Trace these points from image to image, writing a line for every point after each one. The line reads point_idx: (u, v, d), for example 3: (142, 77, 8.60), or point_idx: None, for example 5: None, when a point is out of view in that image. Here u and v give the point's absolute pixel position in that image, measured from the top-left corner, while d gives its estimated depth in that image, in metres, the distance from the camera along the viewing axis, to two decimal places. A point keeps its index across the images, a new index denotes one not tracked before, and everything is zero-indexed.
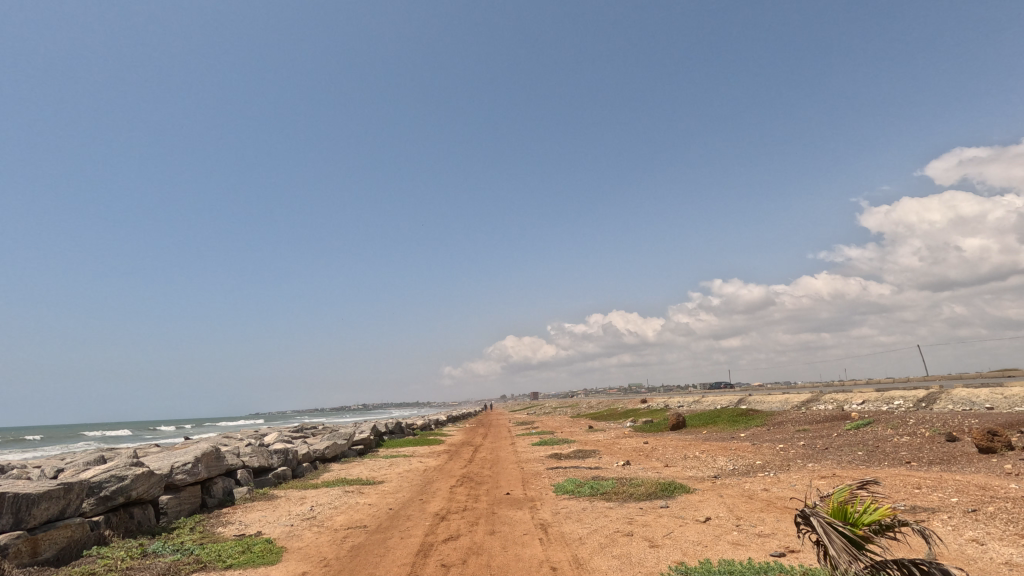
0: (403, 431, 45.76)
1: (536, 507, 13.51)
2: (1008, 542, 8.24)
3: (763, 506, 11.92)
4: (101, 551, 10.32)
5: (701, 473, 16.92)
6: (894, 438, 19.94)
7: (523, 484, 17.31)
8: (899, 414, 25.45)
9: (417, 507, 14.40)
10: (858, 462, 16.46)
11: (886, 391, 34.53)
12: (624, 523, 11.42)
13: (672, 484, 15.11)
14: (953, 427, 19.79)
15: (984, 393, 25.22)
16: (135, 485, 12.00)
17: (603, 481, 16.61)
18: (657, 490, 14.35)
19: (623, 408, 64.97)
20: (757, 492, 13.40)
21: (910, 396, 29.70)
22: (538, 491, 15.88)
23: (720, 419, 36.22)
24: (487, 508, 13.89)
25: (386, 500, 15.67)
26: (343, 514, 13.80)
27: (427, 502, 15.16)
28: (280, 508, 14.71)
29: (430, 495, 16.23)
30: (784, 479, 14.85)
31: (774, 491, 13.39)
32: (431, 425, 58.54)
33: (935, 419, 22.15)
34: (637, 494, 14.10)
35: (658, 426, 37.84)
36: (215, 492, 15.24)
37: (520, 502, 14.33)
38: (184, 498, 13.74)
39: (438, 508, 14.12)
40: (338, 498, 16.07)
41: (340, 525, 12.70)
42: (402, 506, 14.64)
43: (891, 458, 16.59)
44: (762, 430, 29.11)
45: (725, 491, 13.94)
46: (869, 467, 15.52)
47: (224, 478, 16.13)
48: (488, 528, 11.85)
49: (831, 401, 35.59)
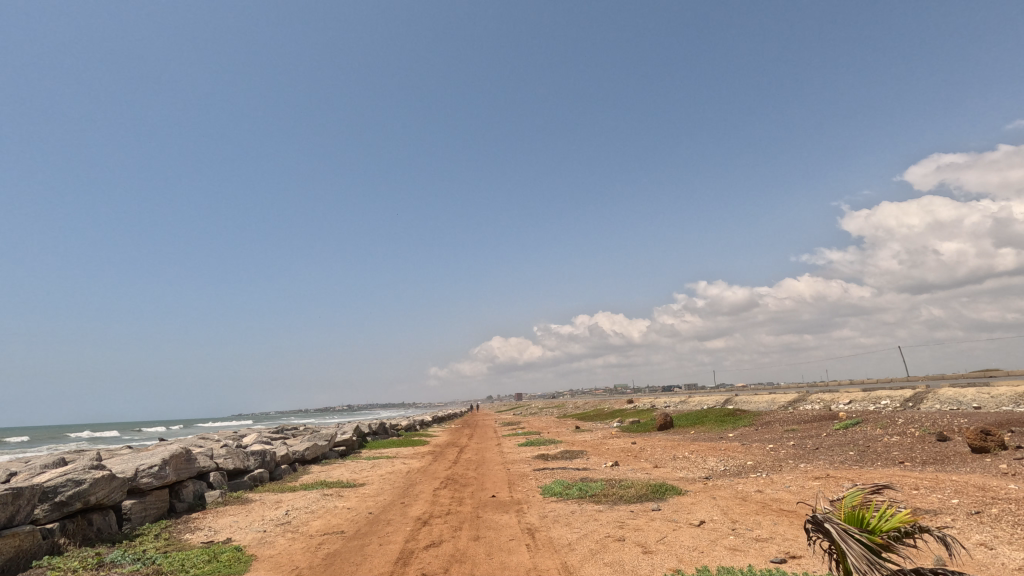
0: (387, 433, 44.91)
1: (523, 511, 12.95)
2: (1018, 547, 7.85)
3: (758, 509, 11.48)
4: (52, 561, 9.58)
5: (692, 474, 16.49)
6: (885, 438, 19.70)
7: (510, 486, 16.71)
8: (887, 414, 25.34)
9: (399, 511, 13.76)
10: (851, 463, 16.12)
11: (873, 391, 34.46)
12: (615, 527, 10.90)
13: (664, 485, 14.63)
14: (942, 426, 19.64)
15: (971, 393, 25.17)
16: (93, 490, 11.22)
17: (592, 482, 16.10)
18: (648, 492, 13.86)
19: (611, 408, 64.76)
20: (751, 493, 12.97)
21: (897, 396, 29.63)
22: (525, 494, 15.30)
23: (708, 419, 36.00)
24: (472, 512, 13.28)
25: (366, 503, 15.01)
26: (320, 519, 13.11)
27: (409, 505, 14.53)
28: (253, 513, 13.97)
29: (413, 498, 15.58)
30: (778, 480, 14.43)
31: (769, 492, 12.98)
32: (416, 426, 57.64)
33: (924, 419, 22.00)
34: (627, 496, 13.60)
35: (646, 427, 37.50)
36: (185, 495, 14.46)
37: (507, 506, 13.74)
38: (150, 503, 12.95)
39: (420, 512, 13.49)
40: (315, 502, 15.36)
41: (317, 531, 12.04)
42: (383, 510, 13.99)
43: (884, 458, 16.26)
44: (750, 430, 28.88)
45: (718, 492, 13.50)
46: (863, 468, 15.19)
47: (196, 481, 15.34)
48: (472, 534, 11.27)
49: (818, 401, 35.55)
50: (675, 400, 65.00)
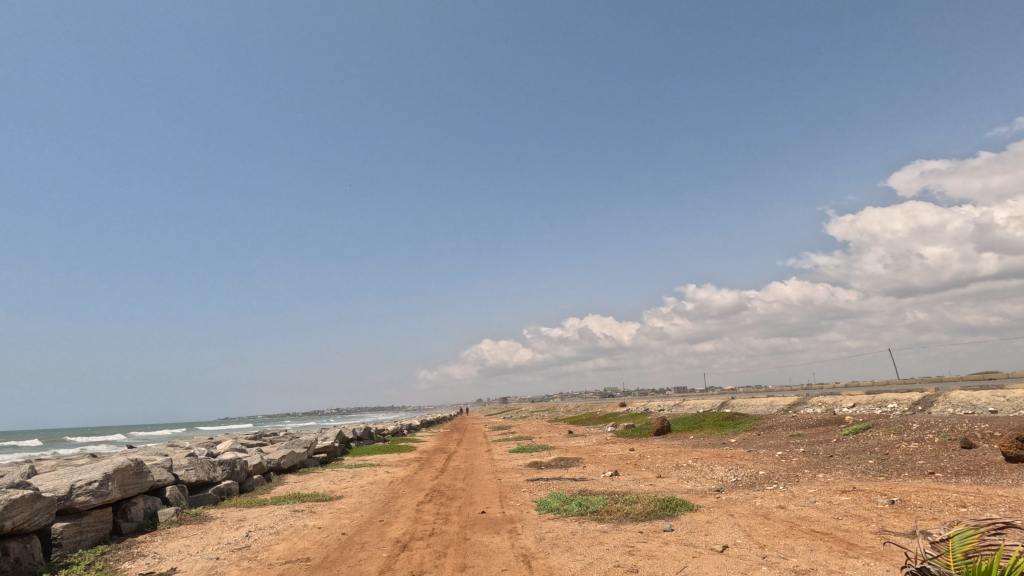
0: (373, 438, 43.01)
1: (517, 532, 11.38)
2: None
3: (786, 530, 10.05)
4: None
5: (701, 487, 14.98)
6: (903, 445, 18.37)
7: (501, 501, 15.12)
8: (898, 418, 24.00)
9: (375, 532, 12.12)
10: (875, 473, 14.73)
11: (877, 394, 33.31)
12: (624, 554, 9.38)
13: (674, 500, 13.12)
14: (965, 432, 18.35)
15: (985, 396, 23.95)
16: (10, 513, 9.46)
17: (592, 496, 14.50)
18: (656, 508, 12.31)
19: (604, 411, 63.37)
20: (774, 510, 11.50)
21: (904, 399, 28.40)
22: (518, 509, 13.71)
23: (707, 423, 34.54)
24: (458, 533, 11.68)
25: (340, 522, 13.33)
26: (284, 543, 11.44)
27: (388, 524, 12.87)
28: (209, 535, 12.26)
29: (392, 515, 13.90)
30: (799, 493, 12.95)
31: (793, 509, 11.53)
32: (404, 431, 55.72)
33: (942, 424, 20.68)
34: (633, 513, 12.07)
35: (642, 431, 36.12)
36: (132, 515, 12.77)
37: (498, 525, 12.16)
38: (87, 525, 11.24)
39: (399, 534, 11.86)
40: (283, 519, 13.65)
41: (277, 558, 10.35)
42: (358, 530, 12.31)
43: (911, 468, 14.88)
44: (752, 435, 27.49)
45: (736, 509, 12.02)
46: (890, 479, 13.75)
47: (146, 498, 13.60)
48: (458, 562, 9.65)
49: (819, 404, 34.22)
50: (670, 403, 63.78)
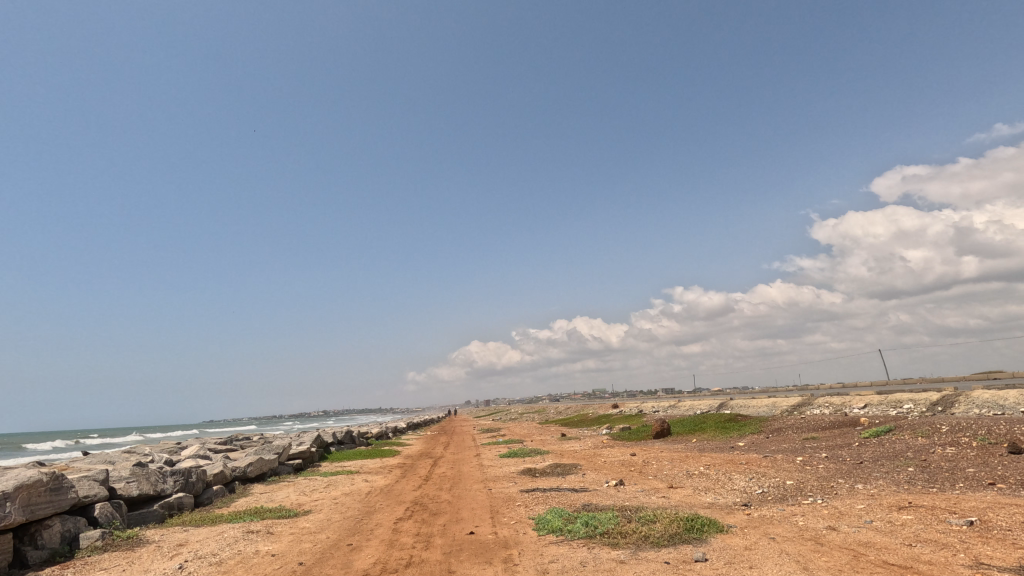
0: (355, 441, 40.62)
1: (513, 562, 9.24)
2: None
3: (853, 563, 8.02)
4: None
5: (724, 500, 12.93)
6: (939, 449, 16.50)
7: (494, 517, 12.98)
8: (921, 419, 22.21)
9: (341, 562, 9.91)
10: (924, 483, 12.74)
11: (888, 393, 31.53)
12: None
13: (698, 517, 11.04)
14: (1006, 436, 16.51)
15: (1013, 396, 22.17)
16: None
17: (600, 511, 12.41)
18: (682, 530, 10.22)
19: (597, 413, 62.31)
20: (825, 534, 9.47)
21: (920, 399, 26.57)
22: (513, 530, 11.57)
23: (709, 425, 32.62)
24: (440, 564, 9.48)
25: (299, 547, 11.11)
26: None
27: (357, 549, 10.67)
28: (134, 567, 9.96)
29: (364, 537, 11.71)
30: (848, 510, 10.88)
31: (849, 531, 9.50)
32: (389, 433, 53.42)
33: (975, 426, 18.86)
34: (653, 536, 9.98)
35: (640, 433, 34.04)
36: (43, 541, 10.47)
37: (489, 552, 10.01)
38: None
39: (368, 565, 9.62)
40: (231, 545, 11.36)
41: None
42: (319, 559, 10.09)
43: (964, 478, 12.88)
44: (761, 438, 25.60)
45: (775, 531, 10.00)
46: (946, 492, 11.78)
47: (65, 518, 11.27)
48: None
49: (827, 405, 32.47)
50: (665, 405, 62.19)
